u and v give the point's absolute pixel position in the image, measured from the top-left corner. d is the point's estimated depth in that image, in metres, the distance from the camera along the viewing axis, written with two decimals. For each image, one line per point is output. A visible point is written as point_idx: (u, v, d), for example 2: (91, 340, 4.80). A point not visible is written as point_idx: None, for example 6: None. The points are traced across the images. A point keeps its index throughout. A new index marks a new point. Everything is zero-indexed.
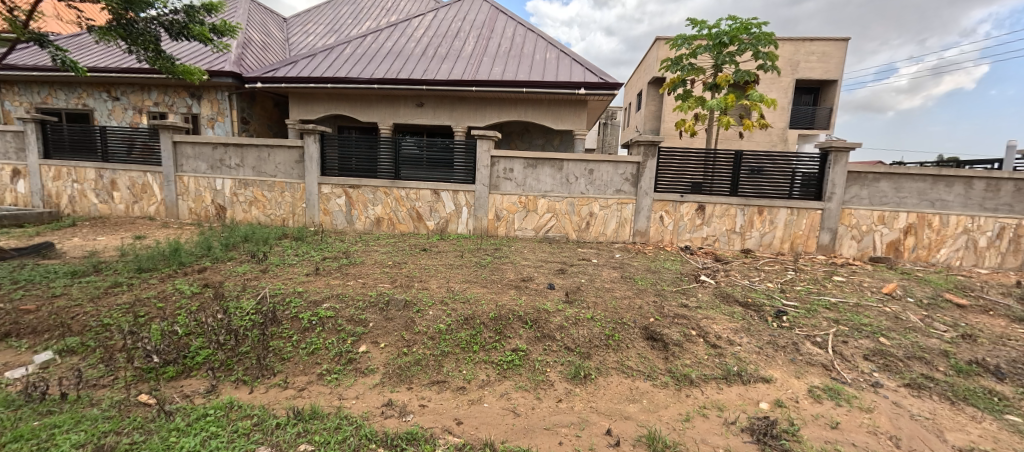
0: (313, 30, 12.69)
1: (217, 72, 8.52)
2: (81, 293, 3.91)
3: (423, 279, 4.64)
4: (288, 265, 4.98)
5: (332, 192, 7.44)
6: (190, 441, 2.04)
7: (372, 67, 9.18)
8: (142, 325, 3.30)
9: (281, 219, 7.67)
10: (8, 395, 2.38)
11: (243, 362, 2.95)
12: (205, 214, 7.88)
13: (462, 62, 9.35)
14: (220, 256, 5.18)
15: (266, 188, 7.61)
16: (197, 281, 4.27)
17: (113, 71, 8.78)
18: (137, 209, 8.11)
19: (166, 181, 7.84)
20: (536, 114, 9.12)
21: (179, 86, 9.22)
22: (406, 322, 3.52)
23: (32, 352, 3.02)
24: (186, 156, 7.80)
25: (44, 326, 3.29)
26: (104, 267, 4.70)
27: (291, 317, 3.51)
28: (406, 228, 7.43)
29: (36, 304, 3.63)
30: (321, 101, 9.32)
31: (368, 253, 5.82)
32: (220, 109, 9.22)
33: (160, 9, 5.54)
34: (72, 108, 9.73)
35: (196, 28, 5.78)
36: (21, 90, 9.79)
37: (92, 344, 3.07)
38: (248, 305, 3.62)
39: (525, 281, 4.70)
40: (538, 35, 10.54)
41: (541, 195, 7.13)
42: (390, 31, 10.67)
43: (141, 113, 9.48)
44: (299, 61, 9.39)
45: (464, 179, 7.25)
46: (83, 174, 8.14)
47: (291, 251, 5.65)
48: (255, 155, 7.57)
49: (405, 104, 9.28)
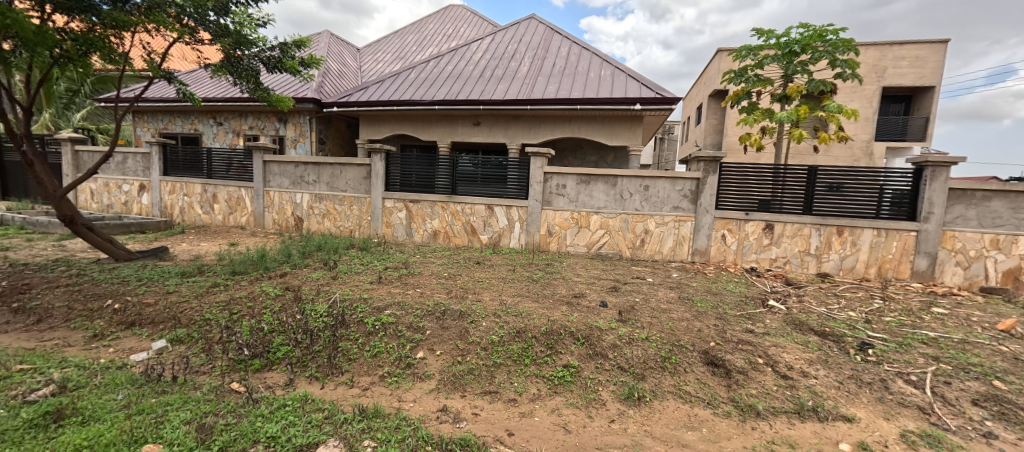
0: (382, 57, 13.80)
1: (301, 99, 9.52)
2: (188, 291, 4.52)
3: (477, 291, 4.78)
4: (355, 273, 5.38)
5: (394, 206, 7.93)
6: (272, 427, 2.30)
7: (434, 89, 9.76)
8: (235, 321, 3.74)
9: (349, 231, 8.29)
10: (133, 375, 2.84)
11: (315, 359, 3.23)
12: (286, 224, 8.75)
13: (517, 82, 9.63)
14: (297, 263, 5.72)
15: (337, 202, 8.30)
16: (280, 284, 4.75)
17: (219, 101, 10.15)
18: (231, 219, 9.19)
19: (256, 196, 8.84)
20: (590, 130, 9.12)
21: (269, 111, 10.42)
22: (461, 331, 3.65)
23: (151, 339, 3.55)
24: (272, 173, 8.76)
25: (160, 318, 3.85)
26: (207, 269, 5.41)
27: (357, 320, 3.78)
28: (461, 242, 7.70)
29: (155, 299, 4.27)
30: (387, 122, 10.04)
31: (425, 264, 6.10)
32: (301, 131, 10.27)
33: (261, 46, 6.35)
34: (185, 132, 11.34)
35: (288, 61, 6.55)
36: (149, 119, 11.60)
37: (196, 336, 3.53)
38: (321, 308, 3.97)
39: (577, 298, 4.66)
40: (594, 53, 10.62)
41: (594, 211, 7.07)
42: (450, 56, 11.31)
43: (238, 136, 10.85)
44: (369, 86, 10.25)
45: (518, 194, 7.40)
46: (192, 189, 9.41)
47: (357, 260, 6.10)
48: (329, 172, 8.32)
49: (462, 123, 9.70)
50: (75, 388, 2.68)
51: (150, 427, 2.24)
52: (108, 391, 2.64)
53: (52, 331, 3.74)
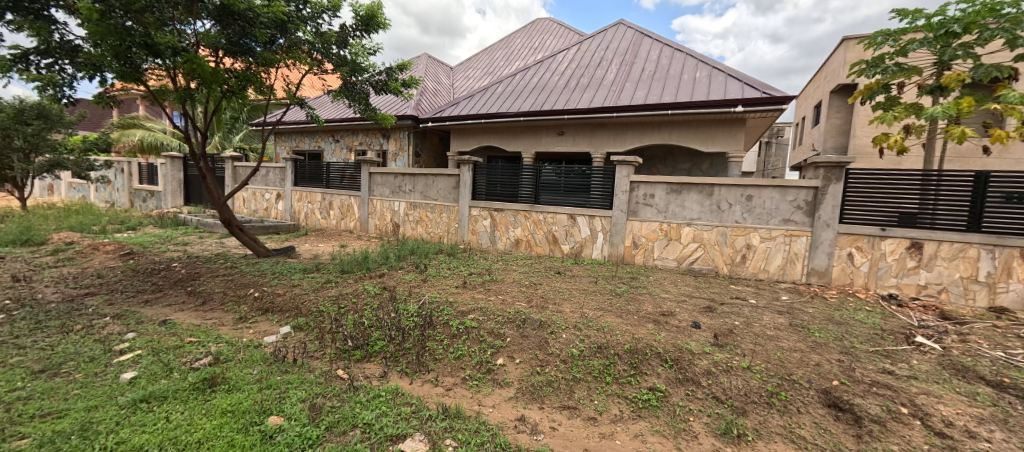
0: (473, 74, 14.61)
1: (402, 116, 10.49)
2: (307, 285, 5.22)
3: (557, 302, 4.72)
4: (442, 277, 5.70)
5: (480, 214, 8.26)
6: (368, 415, 2.52)
7: (519, 101, 10.02)
8: (342, 315, 4.21)
9: (439, 237, 8.84)
10: (265, 355, 3.37)
11: (406, 355, 3.47)
12: (385, 229, 9.65)
13: (603, 90, 9.45)
14: (394, 265, 6.27)
15: (429, 209, 8.92)
16: (378, 284, 5.24)
17: (336, 121, 11.67)
18: (342, 224, 10.43)
19: (362, 203, 9.91)
20: (683, 136, 8.54)
21: (375, 128, 11.67)
22: (541, 342, 3.63)
23: (279, 325, 4.17)
24: (376, 183, 9.76)
25: (286, 307, 4.51)
26: (322, 266, 6.20)
27: (443, 322, 3.98)
28: (543, 251, 7.71)
29: (283, 290, 5.02)
30: (475, 134, 10.55)
31: (507, 271, 6.22)
32: (401, 145, 11.30)
33: (371, 72, 7.15)
34: (311, 149, 13.23)
35: (392, 84, 7.27)
36: (285, 138, 13.79)
37: (312, 324, 4.05)
38: (412, 308, 4.26)
39: (665, 316, 4.34)
40: (688, 55, 9.97)
41: (686, 223, 6.57)
42: (537, 68, 11.53)
43: (350, 151, 12.32)
44: (460, 102, 10.91)
45: (602, 204, 7.19)
46: (313, 197, 10.91)
47: (445, 265, 6.47)
48: (423, 182, 9.00)
49: (547, 133, 9.79)
50: (226, 361, 3.27)
51: (275, 401, 2.64)
52: (249, 366, 3.17)
53: (212, 312, 4.61)
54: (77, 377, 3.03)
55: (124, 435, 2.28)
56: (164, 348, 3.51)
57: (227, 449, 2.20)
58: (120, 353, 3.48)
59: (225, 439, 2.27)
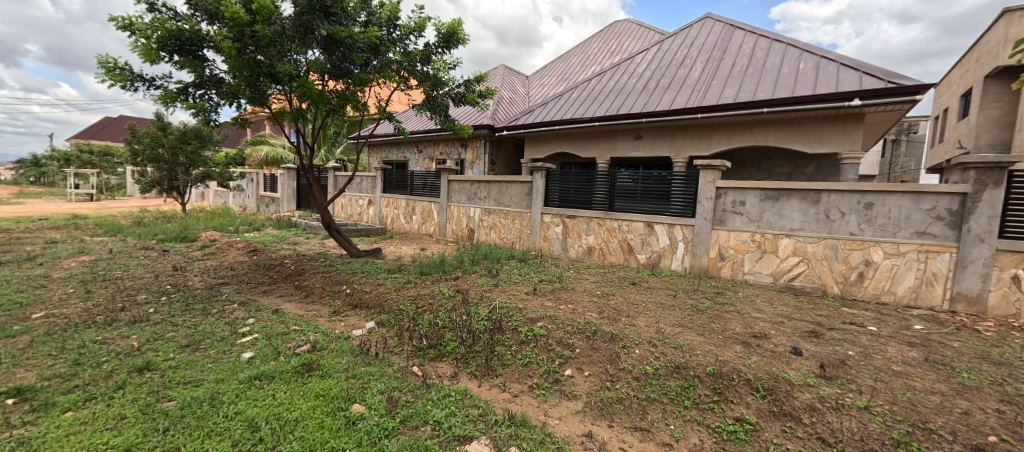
0: (548, 81, 14.68)
1: (479, 125, 10.89)
2: (391, 284, 5.62)
3: (631, 315, 4.46)
4: (513, 283, 5.74)
5: (552, 221, 8.20)
6: (438, 413, 2.60)
7: (595, 106, 9.81)
8: (419, 314, 4.44)
9: (511, 242, 8.95)
10: (352, 347, 3.67)
11: (476, 358, 3.52)
12: (461, 234, 10.05)
13: (687, 90, 8.84)
14: (468, 269, 6.48)
15: (502, 215, 9.09)
16: (453, 287, 5.44)
17: (420, 132, 12.50)
18: (423, 228, 11.09)
19: (441, 209, 10.45)
20: (781, 136, 7.64)
21: (454, 138, 12.26)
22: (612, 355, 3.45)
23: (365, 320, 4.53)
24: (453, 190, 10.22)
25: (372, 303, 4.89)
26: (404, 267, 6.63)
27: (513, 328, 3.98)
28: (616, 260, 7.39)
29: (370, 287, 5.46)
30: (549, 141, 10.54)
31: (579, 280, 6.07)
32: (478, 154, 11.72)
33: (451, 85, 7.53)
34: (397, 159, 14.34)
35: (470, 95, 7.57)
36: (376, 150, 15.14)
37: (393, 322, 4.32)
38: (483, 312, 4.34)
39: (758, 338, 3.86)
40: (789, 46, 8.92)
41: (784, 234, 5.84)
42: (613, 72, 11.20)
43: (432, 160, 13.11)
44: (535, 109, 11.00)
45: (683, 212, 6.69)
46: (399, 203, 11.78)
47: (516, 270, 6.52)
48: (497, 189, 9.21)
49: (623, 138, 9.42)
50: (321, 349, 3.63)
51: (359, 391, 2.85)
52: (339, 355, 3.48)
53: (312, 305, 5.17)
54: (210, 353, 3.57)
55: (240, 407, 2.62)
56: (274, 334, 4.00)
57: (318, 430, 2.41)
58: (241, 335, 4.05)
59: (317, 421, 2.50)
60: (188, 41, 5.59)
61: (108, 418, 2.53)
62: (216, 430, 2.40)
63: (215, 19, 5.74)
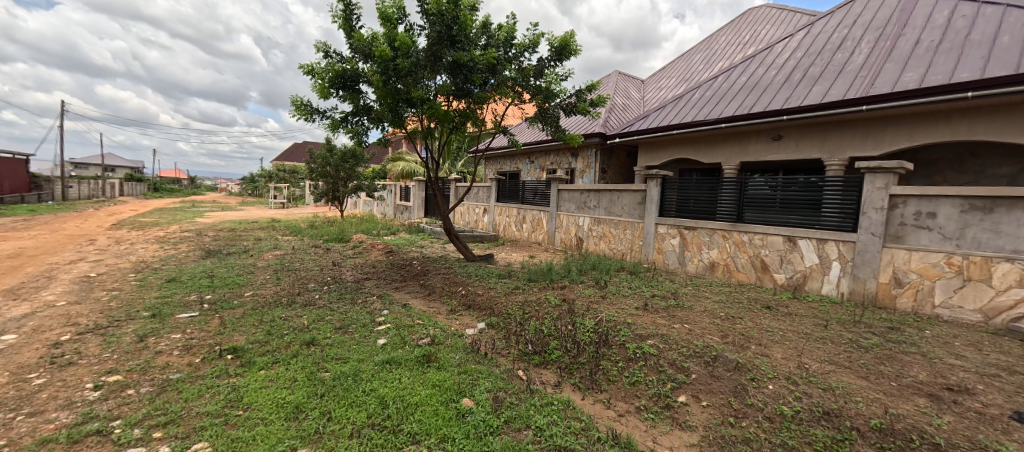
0: (667, 83, 13.81)
1: (590, 134, 10.80)
2: (501, 289, 5.91)
3: (763, 343, 3.88)
4: (622, 296, 5.51)
5: (667, 232, 7.65)
6: (541, 419, 2.65)
7: (722, 106, 8.86)
8: (526, 320, 4.58)
9: (621, 254, 8.60)
10: (465, 344, 3.98)
11: (580, 370, 3.46)
12: (569, 243, 10.04)
13: (846, 78, 7.39)
14: (575, 278, 6.44)
15: (613, 225, 8.81)
16: (560, 295, 5.47)
17: (532, 144, 12.94)
18: (533, 236, 11.40)
19: (550, 218, 10.62)
20: (995, 128, 5.85)
21: (565, 148, 12.38)
22: (736, 388, 3.07)
23: (477, 320, 4.86)
24: (563, 199, 10.31)
25: (484, 305, 5.22)
26: (513, 273, 6.93)
27: (620, 343, 3.83)
28: (746, 278, 6.53)
29: (483, 291, 5.83)
30: (666, 147, 9.89)
31: (698, 298, 5.52)
32: (588, 163, 11.62)
33: (563, 96, 7.66)
34: (511, 170, 15.06)
35: (581, 104, 7.59)
36: (492, 162, 16.16)
37: (501, 324, 4.55)
38: (589, 324, 4.27)
39: (948, 392, 2.99)
40: (1007, 10, 6.82)
41: (1003, 257, 4.43)
42: (745, 66, 10.00)
43: (543, 170, 13.44)
44: (651, 114, 10.43)
45: (838, 225, 5.59)
46: (511, 211, 12.35)
47: (626, 283, 6.24)
48: (608, 198, 8.98)
49: (757, 139, 8.29)
50: (439, 343, 4.01)
51: (470, 387, 3.07)
52: (454, 351, 3.80)
53: (434, 302, 5.75)
54: (355, 336, 4.25)
55: (374, 386, 3.06)
56: (403, 325, 4.56)
57: (433, 416, 2.67)
58: (377, 323, 4.73)
59: (432, 408, 2.77)
60: (350, 78, 6.80)
61: (286, 379, 3.20)
62: (357, 402, 2.85)
63: (368, 57, 6.87)
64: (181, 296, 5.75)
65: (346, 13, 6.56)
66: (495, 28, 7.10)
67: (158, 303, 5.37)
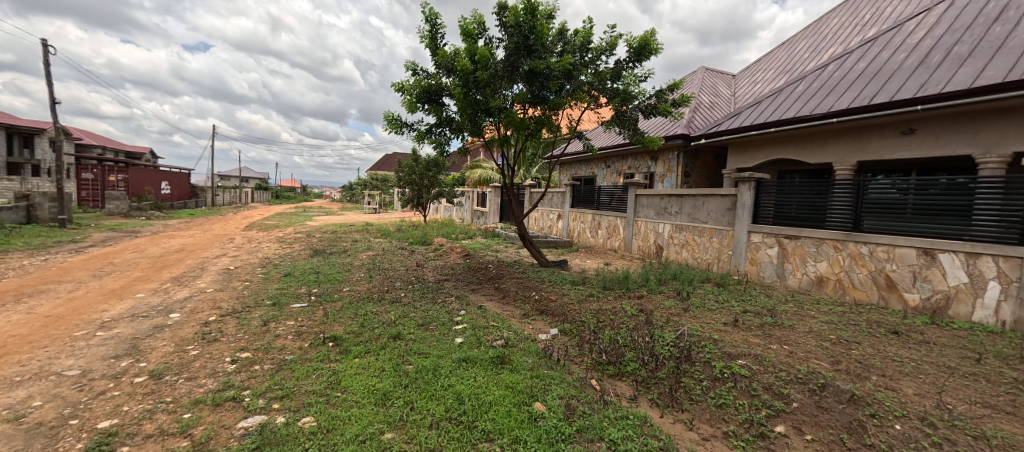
0: (763, 77, 12.55)
1: (672, 136, 10.24)
2: (574, 296, 5.86)
3: (885, 375, 3.32)
4: (708, 309, 5.11)
5: (763, 241, 6.92)
6: (615, 432, 2.58)
7: (833, 97, 7.78)
8: (601, 328, 4.48)
9: (707, 264, 7.97)
10: (537, 349, 4.02)
11: (659, 385, 3.26)
12: (648, 251, 9.58)
13: (1009, 53, 6.01)
14: (654, 288, 6.13)
15: (697, 233, 8.23)
16: (636, 305, 5.24)
17: (609, 148, 12.63)
18: (608, 243, 11.09)
19: (628, 224, 10.26)
20: None
21: (644, 151, 11.88)
22: (851, 424, 2.67)
23: (549, 326, 4.88)
24: (642, 205, 9.89)
25: (557, 312, 5.22)
26: (587, 280, 6.82)
27: (705, 361, 3.56)
28: (865, 297, 5.66)
29: (556, 297, 5.83)
30: (761, 147, 8.97)
31: (799, 316, 4.92)
32: (669, 166, 11.00)
33: (642, 98, 7.39)
34: (586, 175, 14.84)
35: (662, 105, 7.24)
36: (567, 168, 16.10)
37: (574, 332, 4.51)
38: (669, 337, 4.04)
39: None
40: None
41: None
42: (863, 50, 8.71)
43: (620, 175, 13.04)
44: (744, 111, 9.56)
45: (998, 236, 4.62)
46: (585, 217, 12.17)
47: (711, 295, 5.79)
48: (692, 203, 8.41)
49: (882, 133, 7.10)
50: (513, 346, 4.11)
51: (543, 392, 3.09)
52: (526, 355, 3.86)
53: (508, 306, 5.90)
54: (435, 333, 4.54)
55: (452, 382, 3.24)
56: (478, 326, 4.76)
57: (506, 417, 2.75)
58: (455, 322, 4.99)
59: (505, 409, 2.85)
60: (434, 93, 7.31)
61: (376, 368, 3.54)
62: (436, 395, 3.04)
63: (451, 72, 7.32)
64: (294, 289, 6.67)
65: (431, 32, 7.07)
66: (571, 34, 7.12)
67: (277, 294, 6.29)
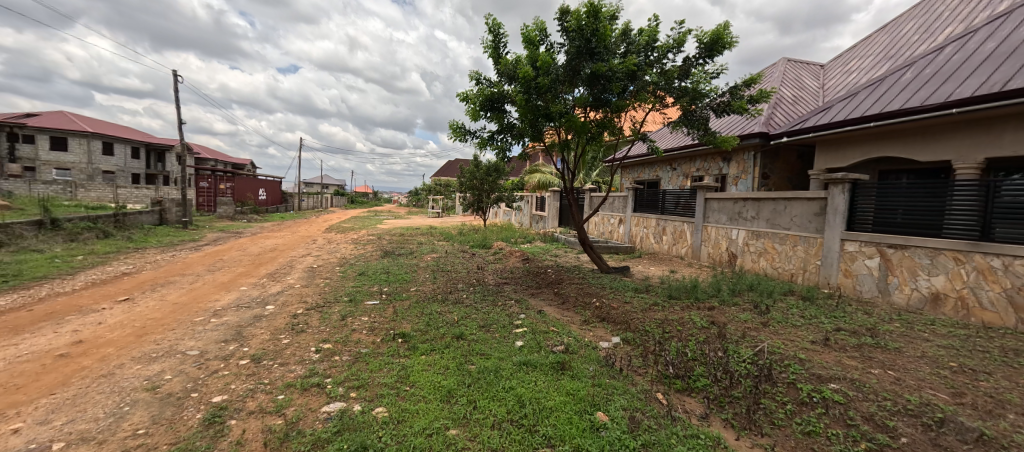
0: (859, 65, 11.18)
1: (748, 135, 9.50)
2: (638, 304, 5.64)
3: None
4: (791, 325, 4.63)
5: (860, 250, 6.13)
6: None
7: (951, 84, 6.69)
8: (667, 339, 4.27)
9: (790, 274, 7.26)
10: (599, 357, 3.95)
11: (733, 405, 3.02)
12: (720, 259, 8.96)
13: None
14: (726, 299, 5.71)
15: (777, 240, 7.54)
16: (707, 317, 4.92)
17: (675, 149, 12.04)
18: (674, 249, 10.55)
19: (696, 230, 9.69)
20: None
21: (715, 152, 11.17)
22: None
23: (611, 334, 4.76)
24: (713, 210, 9.28)
25: (619, 319, 5.07)
26: (651, 288, 6.54)
27: (788, 382, 3.24)
28: (997, 319, 4.83)
29: (617, 304, 5.66)
30: (858, 144, 8.00)
31: (906, 338, 4.29)
32: (745, 168, 10.22)
33: (713, 95, 6.97)
34: (650, 178, 14.26)
35: (737, 102, 6.76)
36: (629, 171, 15.60)
37: (638, 341, 4.35)
38: (745, 353, 3.74)
39: None
40: None
41: None
42: (992, 27, 7.43)
43: (687, 177, 12.36)
44: (835, 105, 8.59)
45: None
46: (649, 222, 11.69)
47: (795, 310, 5.26)
48: (771, 208, 7.74)
49: (1019, 125, 5.84)
50: (573, 353, 4.06)
51: (605, 403, 3.01)
52: (587, 362, 3.80)
53: (567, 311, 5.84)
54: (496, 335, 4.63)
55: (512, 385, 3.28)
56: (538, 330, 4.78)
57: (567, 424, 2.73)
58: (515, 326, 5.05)
59: (567, 416, 2.83)
60: (496, 100, 7.50)
61: (441, 365, 3.71)
62: (498, 396, 3.10)
63: (512, 79, 7.46)
64: (367, 287, 7.19)
65: (494, 42, 7.28)
66: (635, 33, 6.93)
67: (353, 291, 6.83)
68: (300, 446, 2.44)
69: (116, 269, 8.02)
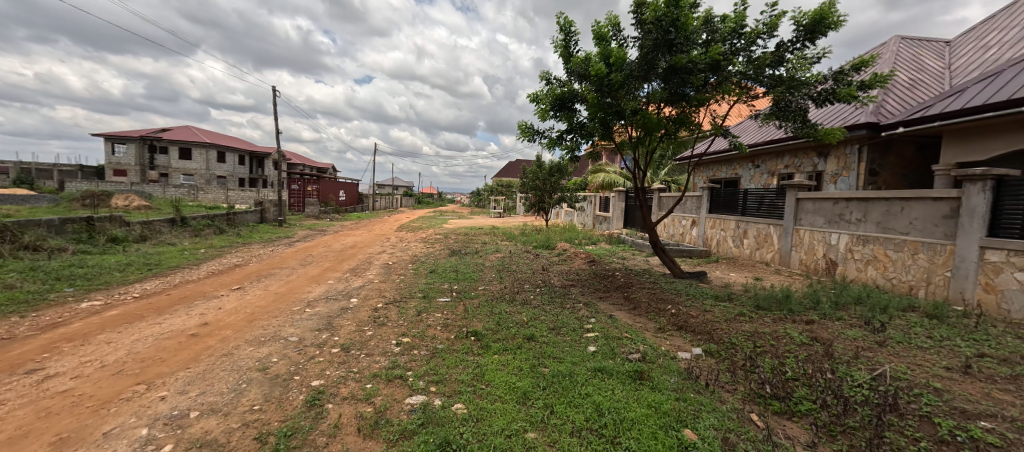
0: (1001, 38, 9.34)
1: (853, 126, 8.37)
2: (721, 314, 5.20)
3: None
4: (916, 347, 3.96)
5: (1007, 261, 5.07)
6: None
7: None
8: (759, 354, 3.88)
9: (908, 286, 6.25)
10: (680, 368, 3.69)
11: (849, 436, 2.64)
12: (815, 266, 8.01)
13: None
14: (828, 313, 5.05)
15: (891, 246, 6.54)
16: (805, 332, 4.38)
17: (760, 145, 11.01)
18: (758, 254, 9.63)
19: (785, 234, 8.76)
20: None
21: (809, 147, 10.05)
22: None
23: (692, 344, 4.43)
24: (807, 211, 8.32)
25: (700, 329, 4.71)
26: (735, 297, 6.00)
27: (920, 415, 2.77)
28: None
29: (697, 313, 5.26)
30: (1005, 131, 6.59)
31: None
32: (847, 164, 9.06)
33: (813, 83, 6.22)
34: (729, 177, 13.20)
35: (843, 90, 5.98)
36: (704, 170, 14.57)
37: (723, 354, 4.00)
38: (859, 376, 3.27)
39: None
40: None
41: None
42: None
43: (773, 176, 11.25)
44: (970, 88, 7.22)
45: None
46: (727, 225, 10.82)
47: (919, 329, 4.50)
48: (883, 209, 6.74)
49: None
50: (652, 362, 3.84)
51: (694, 420, 2.78)
52: (668, 373, 3.57)
53: (640, 317, 5.57)
54: (567, 339, 4.54)
55: (589, 392, 3.17)
56: (611, 336, 4.61)
57: (652, 439, 2.58)
58: (586, 330, 4.92)
59: (650, 430, 2.67)
60: (566, 100, 7.39)
61: (515, 366, 3.71)
62: (575, 403, 3.02)
63: (583, 77, 7.31)
64: (438, 284, 7.47)
65: (566, 40, 7.18)
66: (720, 20, 6.42)
67: (425, 288, 7.13)
68: (388, 434, 2.58)
69: (230, 261, 9.21)
